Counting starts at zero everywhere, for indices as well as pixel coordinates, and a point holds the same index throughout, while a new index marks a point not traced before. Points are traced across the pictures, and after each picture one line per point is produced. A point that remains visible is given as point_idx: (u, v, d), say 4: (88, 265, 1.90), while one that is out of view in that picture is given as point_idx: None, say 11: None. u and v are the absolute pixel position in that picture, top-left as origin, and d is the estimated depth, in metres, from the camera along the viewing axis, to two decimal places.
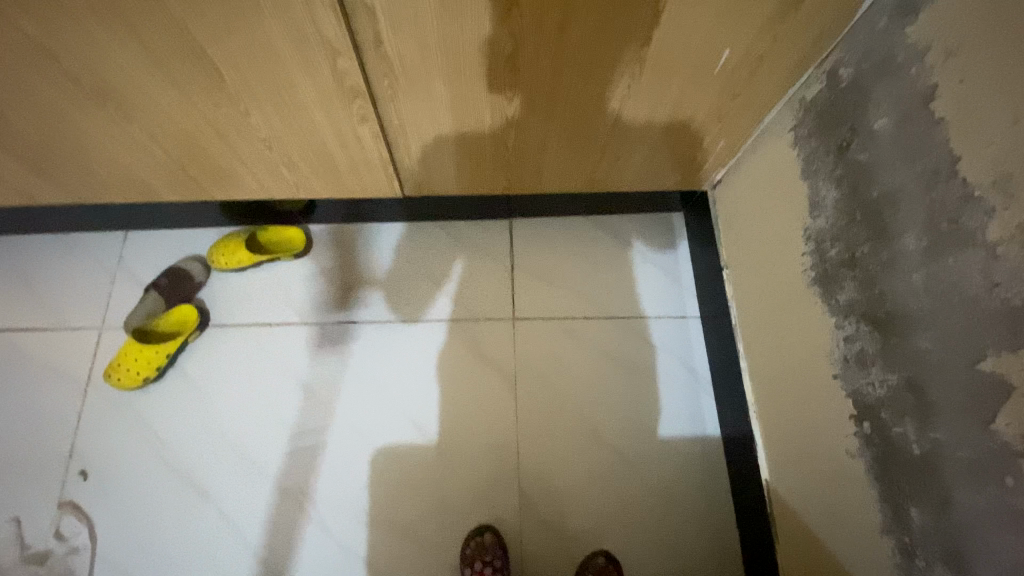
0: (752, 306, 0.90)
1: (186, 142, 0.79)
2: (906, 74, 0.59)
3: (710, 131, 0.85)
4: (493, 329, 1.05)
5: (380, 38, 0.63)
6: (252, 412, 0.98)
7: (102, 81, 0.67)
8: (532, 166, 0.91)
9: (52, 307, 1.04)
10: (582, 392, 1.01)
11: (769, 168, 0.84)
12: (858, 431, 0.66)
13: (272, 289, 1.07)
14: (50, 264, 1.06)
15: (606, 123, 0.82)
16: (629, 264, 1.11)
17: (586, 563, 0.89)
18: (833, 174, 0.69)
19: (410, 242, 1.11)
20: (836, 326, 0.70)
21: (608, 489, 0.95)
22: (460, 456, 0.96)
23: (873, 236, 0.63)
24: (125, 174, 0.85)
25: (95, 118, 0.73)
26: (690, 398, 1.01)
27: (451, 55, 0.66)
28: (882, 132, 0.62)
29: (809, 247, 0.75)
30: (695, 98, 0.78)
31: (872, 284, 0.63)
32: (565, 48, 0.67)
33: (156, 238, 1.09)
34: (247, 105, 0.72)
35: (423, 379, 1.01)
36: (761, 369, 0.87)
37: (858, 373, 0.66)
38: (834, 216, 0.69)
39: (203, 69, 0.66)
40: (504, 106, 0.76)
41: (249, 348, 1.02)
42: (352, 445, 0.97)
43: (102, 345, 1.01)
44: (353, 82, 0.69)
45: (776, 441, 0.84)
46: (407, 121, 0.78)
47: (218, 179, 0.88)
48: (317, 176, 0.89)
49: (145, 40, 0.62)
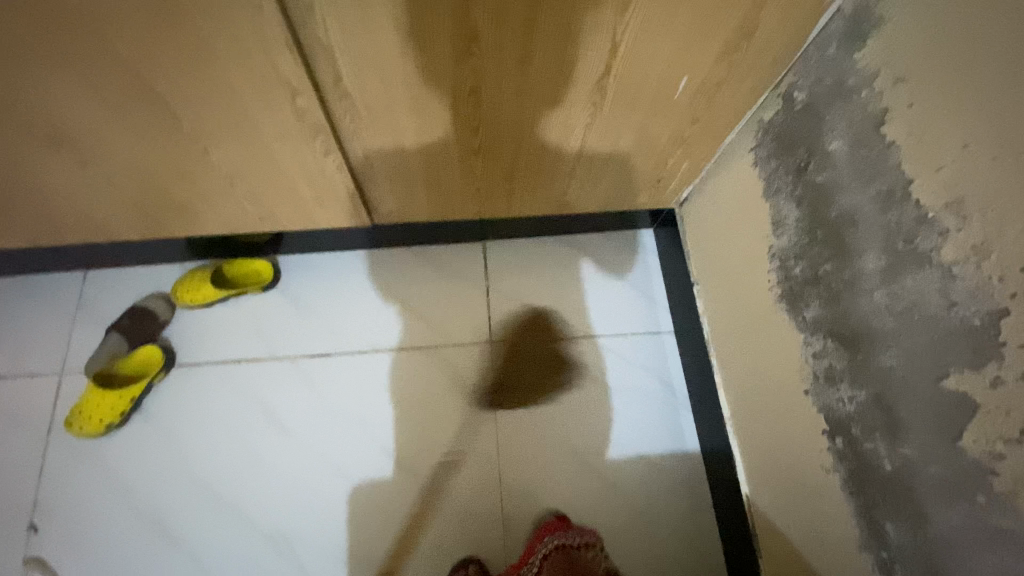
0: (724, 322, 0.91)
1: (145, 182, 0.77)
2: (857, 98, 0.61)
3: (675, 154, 0.87)
4: (470, 354, 1.04)
5: (340, 76, 0.63)
6: (224, 454, 0.95)
7: (52, 126, 0.65)
8: (501, 192, 0.91)
9: (9, 354, 0.99)
10: (562, 413, 1.01)
11: (732, 187, 0.85)
12: (832, 447, 0.67)
13: (241, 324, 1.04)
14: (4, 309, 1.02)
15: (572, 149, 0.82)
16: (603, 281, 1.12)
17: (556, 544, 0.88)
18: (793, 194, 0.71)
19: (383, 269, 1.10)
20: (804, 342, 0.71)
21: (592, 512, 0.94)
22: (441, 487, 0.95)
23: (834, 254, 0.65)
24: (82, 216, 0.82)
25: (47, 162, 0.71)
26: (669, 414, 1.02)
27: (413, 90, 0.66)
28: (837, 154, 0.63)
29: (774, 265, 0.76)
30: (659, 123, 0.79)
31: (836, 302, 0.65)
32: (528, 79, 0.67)
33: (117, 276, 1.05)
34: (207, 144, 0.71)
35: (400, 408, 1.00)
36: (736, 385, 0.88)
37: (828, 390, 0.67)
38: (797, 235, 0.71)
39: (159, 111, 0.65)
40: (469, 136, 0.76)
41: (219, 386, 0.99)
42: (329, 481, 0.94)
43: (63, 392, 0.97)
44: (316, 118, 0.68)
45: (754, 456, 0.84)
46: (373, 154, 0.77)
47: (180, 217, 0.85)
48: (283, 210, 0.87)
49: (95, 84, 0.60)
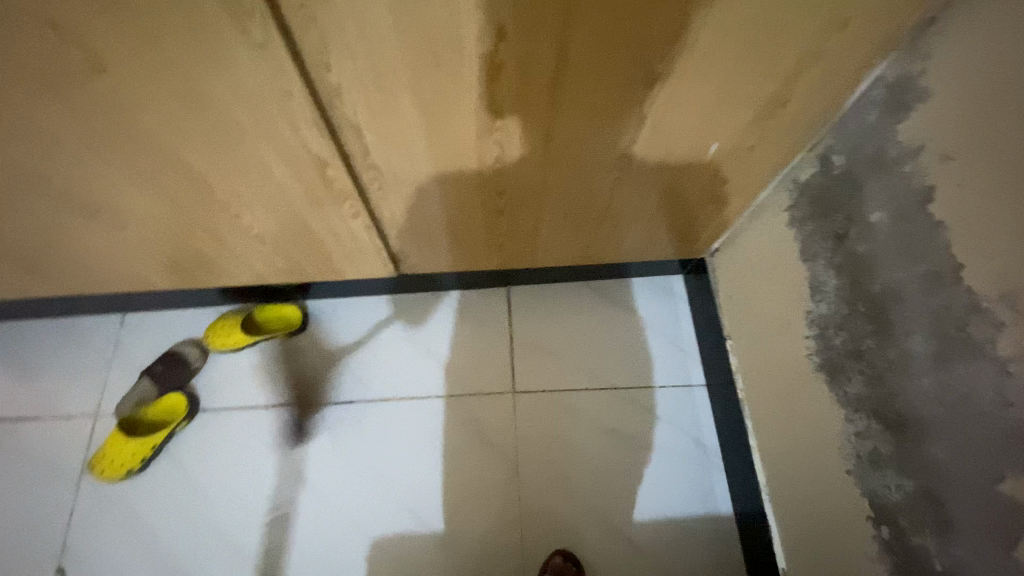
0: (758, 383, 0.87)
1: (179, 241, 0.79)
2: (900, 170, 0.58)
3: (706, 211, 0.84)
4: (493, 404, 1.03)
5: (367, 149, 0.64)
6: (246, 503, 0.95)
7: (93, 195, 0.68)
8: (528, 246, 0.90)
9: (50, 395, 1.03)
10: (587, 470, 0.98)
11: (766, 245, 0.82)
12: (877, 535, 0.62)
13: (269, 370, 1.05)
14: (47, 351, 1.06)
15: (599, 209, 0.81)
16: (631, 329, 1.09)
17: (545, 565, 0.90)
18: (831, 261, 0.68)
19: (408, 316, 1.10)
20: (846, 419, 0.67)
21: None
22: (460, 547, 0.93)
23: (878, 330, 0.61)
24: (120, 270, 0.85)
25: (89, 226, 0.74)
26: (699, 474, 0.98)
27: (438, 158, 0.66)
28: (880, 226, 0.60)
29: (812, 332, 0.73)
30: (688, 184, 0.77)
31: (880, 381, 0.61)
32: (553, 147, 0.66)
33: (154, 320, 1.09)
34: (239, 208, 0.72)
35: (421, 461, 0.99)
36: (771, 450, 0.84)
37: (873, 473, 0.63)
38: (836, 304, 0.67)
39: (193, 181, 0.67)
40: (494, 198, 0.76)
41: (245, 433, 1.00)
42: (350, 536, 0.94)
43: (96, 434, 1.00)
44: (343, 186, 0.69)
45: (791, 529, 0.80)
46: (399, 215, 0.78)
47: (212, 270, 0.88)
48: (311, 264, 0.88)
49: (134, 160, 0.62)
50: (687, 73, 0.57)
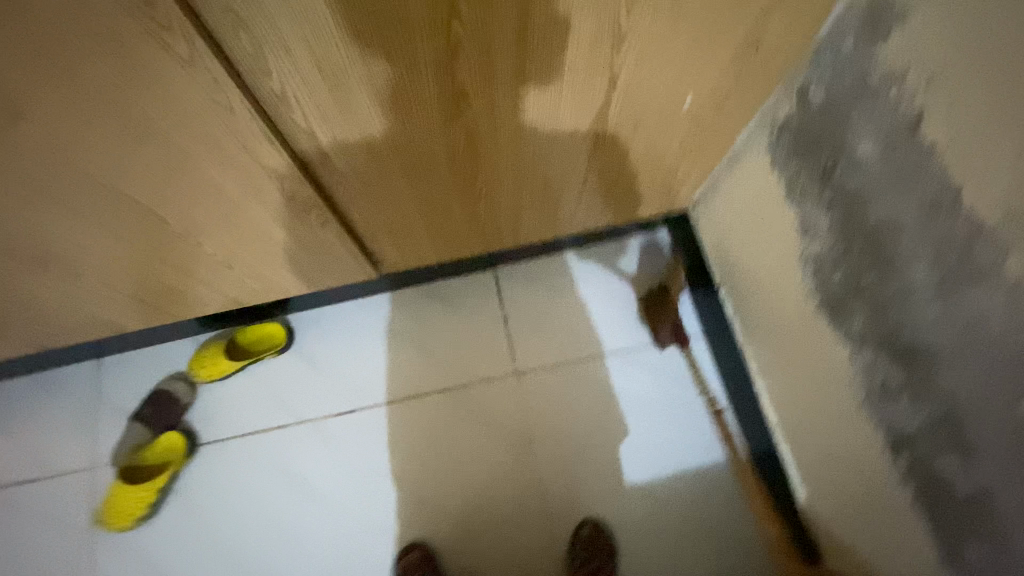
0: (758, 328, 0.87)
1: (142, 279, 0.74)
2: (885, 98, 0.56)
3: (686, 164, 0.81)
4: (497, 388, 1.02)
5: (326, 154, 0.59)
6: (269, 528, 0.94)
7: (37, 248, 0.62)
8: (507, 226, 0.86)
9: (38, 455, 0.98)
10: (601, 438, 0.98)
11: (750, 190, 0.80)
12: (896, 462, 0.63)
13: (263, 392, 1.02)
14: (25, 410, 1.00)
15: (577, 177, 0.78)
16: (623, 292, 1.07)
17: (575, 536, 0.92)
18: (821, 199, 0.66)
19: (395, 313, 1.06)
20: (852, 354, 0.67)
21: (645, 535, 0.93)
22: (488, 529, 0.94)
23: (877, 264, 0.60)
24: (84, 318, 0.80)
25: (40, 280, 0.68)
26: (711, 424, 0.99)
27: (403, 151, 0.62)
28: (869, 158, 0.58)
29: (807, 272, 0.72)
30: (667, 142, 0.74)
31: (885, 314, 0.60)
32: (523, 122, 0.62)
33: (130, 360, 1.02)
34: (199, 236, 0.68)
35: (435, 455, 0.98)
36: (779, 392, 0.85)
37: (886, 404, 0.63)
38: (830, 241, 0.66)
39: (142, 215, 0.61)
40: (468, 183, 0.72)
41: (251, 460, 0.98)
42: (378, 539, 0.94)
43: (96, 486, 0.96)
44: (306, 197, 0.65)
45: (808, 464, 0.81)
46: (369, 216, 0.74)
47: (183, 302, 0.83)
48: (287, 280, 0.84)
49: (72, 204, 0.57)
50: (656, 27, 0.53)
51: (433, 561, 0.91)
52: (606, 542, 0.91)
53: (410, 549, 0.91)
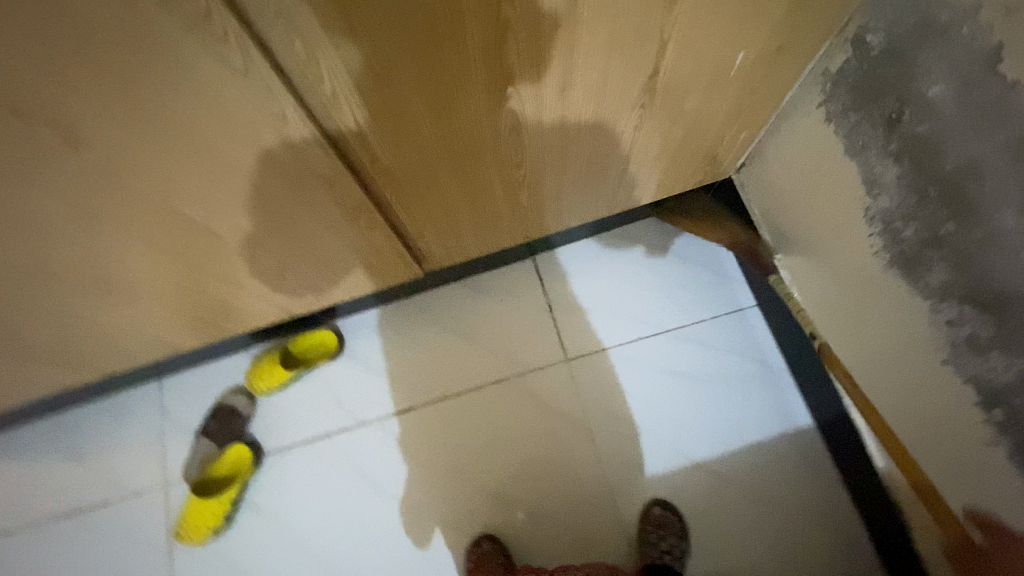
0: (820, 292, 0.84)
1: (199, 297, 0.75)
2: (957, 34, 0.52)
3: (733, 129, 0.78)
4: (550, 376, 1.01)
5: (374, 155, 0.58)
6: (340, 530, 0.96)
7: (101, 276, 0.63)
8: (550, 211, 0.84)
9: (112, 477, 1.01)
10: (659, 418, 0.98)
11: (804, 148, 0.77)
12: (988, 418, 0.60)
13: (320, 398, 1.03)
14: (94, 435, 1.03)
15: (622, 155, 0.75)
16: (670, 268, 1.05)
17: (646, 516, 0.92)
18: (887, 149, 0.63)
19: (438, 311, 1.05)
20: (932, 309, 0.64)
21: (714, 511, 0.93)
22: (556, 516, 0.94)
23: (957, 212, 0.57)
24: (146, 341, 0.81)
25: (105, 306, 0.69)
26: (771, 393, 0.97)
27: (449, 144, 0.61)
28: (942, 100, 0.55)
29: (875, 228, 0.69)
30: (713, 107, 0.71)
31: (969, 264, 0.57)
32: (569, 102, 0.60)
33: (189, 378, 1.05)
34: (252, 249, 0.68)
35: (496, 446, 0.98)
36: (848, 355, 0.82)
37: (975, 359, 0.60)
38: (900, 193, 0.63)
39: (199, 233, 0.62)
40: (513, 172, 0.71)
41: (315, 466, 0.99)
42: (449, 533, 0.95)
43: (170, 500, 0.99)
44: (356, 200, 0.64)
45: (885, 427, 0.79)
46: (417, 214, 0.73)
47: (237, 316, 0.83)
48: (337, 286, 0.84)
49: (134, 229, 0.57)
50: None
51: (508, 554, 0.91)
52: (675, 521, 0.91)
53: (484, 540, 0.92)
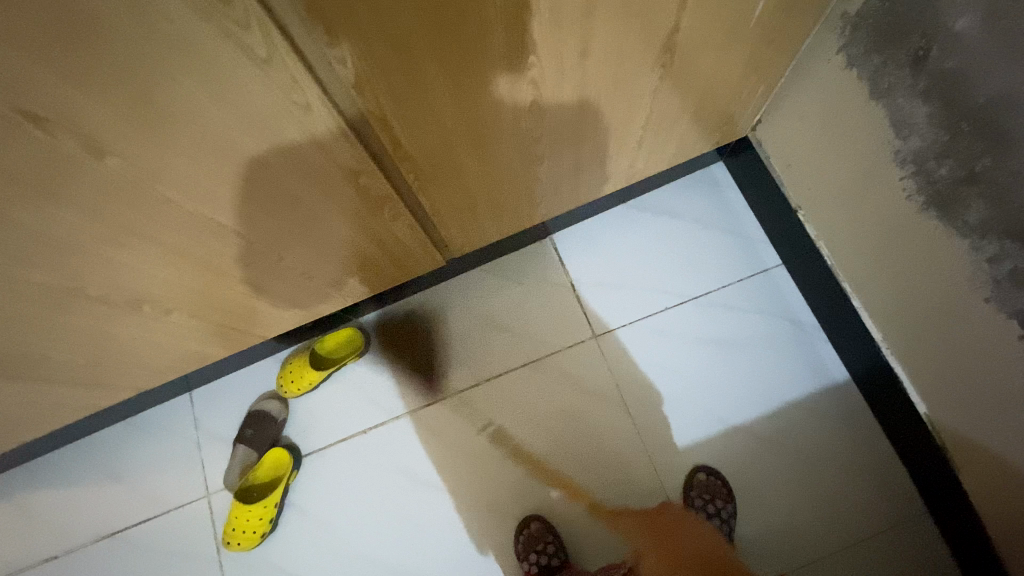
0: (849, 242, 0.83)
1: (227, 304, 0.74)
2: None
3: (749, 84, 0.76)
4: (579, 354, 1.00)
5: (396, 140, 0.57)
6: (385, 524, 0.97)
7: (130, 290, 0.62)
8: (569, 186, 0.83)
9: (153, 492, 1.01)
10: (691, 387, 0.98)
11: (825, 97, 0.75)
12: None
13: (352, 397, 1.03)
14: (130, 453, 1.03)
15: (640, 121, 0.74)
16: (691, 234, 1.04)
17: (691, 482, 0.92)
18: (915, 89, 0.61)
19: (461, 299, 1.05)
20: (972, 247, 0.63)
21: (755, 472, 0.93)
22: (599, 493, 0.95)
23: (992, 147, 0.55)
24: (176, 354, 0.81)
25: (136, 322, 0.69)
26: (803, 350, 0.97)
27: (470, 123, 0.60)
28: (971, 32, 0.53)
29: (906, 171, 0.67)
30: (732, 63, 0.69)
31: (1008, 198, 0.56)
32: (589, 70, 0.59)
33: (219, 389, 1.05)
34: (278, 250, 0.67)
35: (532, 428, 0.98)
36: (882, 304, 0.81)
37: (1019, 293, 0.59)
38: (931, 133, 0.62)
39: (224, 238, 0.61)
40: (533, 147, 0.69)
41: (354, 463, 1.00)
42: (494, 517, 0.96)
43: (215, 511, 0.99)
44: (379, 190, 0.63)
45: (925, 373, 0.78)
46: (439, 200, 0.72)
47: (265, 321, 0.83)
48: (361, 281, 0.83)
49: (161, 239, 0.56)
50: None
51: (557, 533, 0.93)
52: (720, 486, 0.91)
53: (531, 521, 0.93)
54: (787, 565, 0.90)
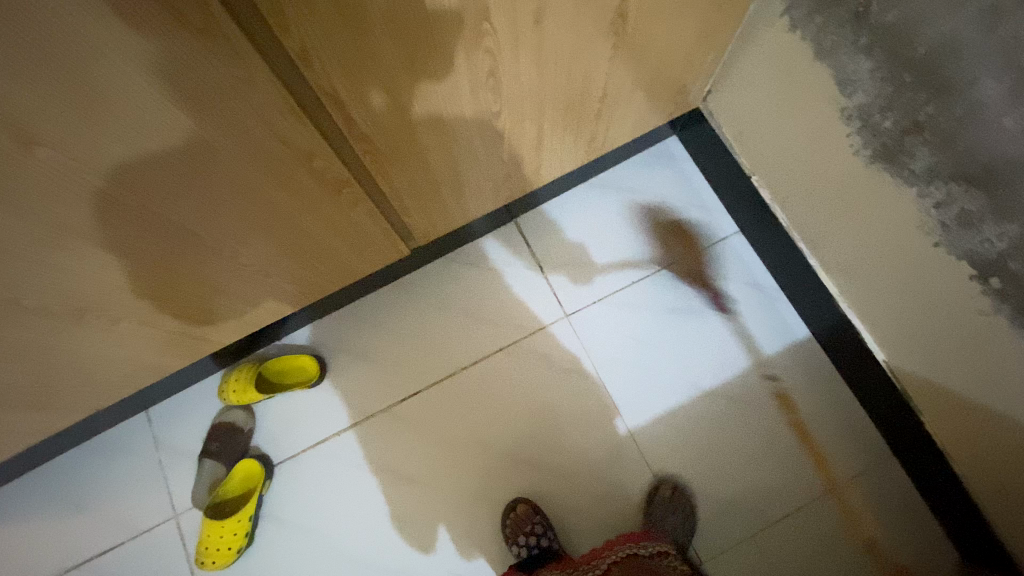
0: (803, 204, 0.86)
1: (180, 308, 0.70)
2: None
3: (701, 52, 0.77)
4: (552, 334, 1.00)
5: (349, 118, 0.55)
6: (368, 526, 0.94)
7: (71, 297, 0.58)
8: (531, 164, 0.82)
9: (115, 519, 0.95)
10: (631, 370, 0.99)
11: (772, 63, 0.77)
12: (987, 289, 0.63)
13: (321, 400, 0.99)
14: (86, 480, 0.96)
15: (596, 93, 0.73)
16: (652, 208, 1.05)
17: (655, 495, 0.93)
18: (858, 45, 0.63)
19: (427, 289, 1.02)
20: (920, 195, 0.65)
21: (732, 435, 0.96)
22: (583, 469, 0.95)
23: (936, 95, 0.58)
24: (127, 368, 0.76)
25: (81, 333, 0.64)
26: (767, 313, 1.00)
27: (427, 97, 0.58)
28: None
29: (853, 127, 0.70)
30: (682, 31, 0.69)
31: (952, 143, 0.58)
32: (545, 38, 0.58)
33: (178, 404, 0.99)
34: (232, 245, 0.64)
35: (511, 412, 0.97)
36: (837, 260, 0.85)
37: (967, 234, 0.62)
38: (876, 87, 0.64)
39: (172, 234, 0.57)
40: (491, 123, 0.68)
41: (330, 466, 0.96)
42: (480, 504, 0.94)
43: (185, 532, 0.94)
44: (336, 174, 0.60)
45: (881, 322, 0.82)
46: (397, 183, 0.70)
47: (224, 325, 0.79)
48: (323, 276, 0.80)
49: (101, 238, 0.52)
50: None
51: (544, 514, 0.92)
52: (685, 500, 0.93)
53: (517, 505, 0.92)
54: (768, 521, 0.92)
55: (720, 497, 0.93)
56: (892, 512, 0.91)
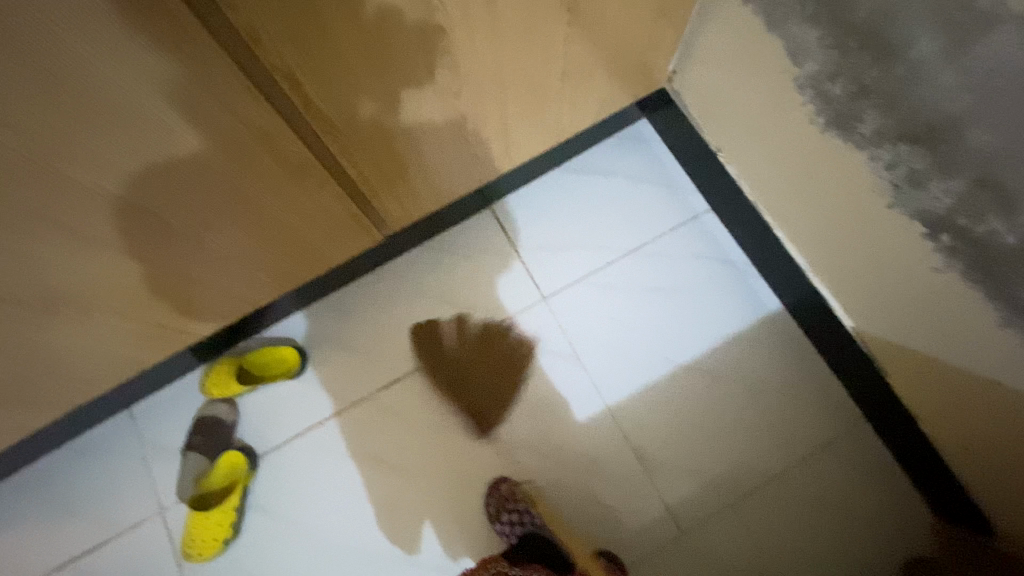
0: (767, 177, 0.88)
1: (154, 299, 0.71)
2: None
3: (659, 30, 0.79)
4: (530, 316, 1.02)
5: (308, 99, 0.56)
6: (354, 512, 0.95)
7: (41, 288, 0.58)
8: (498, 147, 0.84)
9: (101, 517, 0.95)
10: (605, 350, 1.00)
11: (730, 38, 0.79)
12: (938, 246, 0.65)
13: (303, 391, 1.00)
14: (71, 479, 0.97)
15: (557, 72, 0.75)
16: (624, 189, 1.07)
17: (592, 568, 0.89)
18: (805, 14, 0.65)
19: (405, 278, 1.03)
20: (872, 158, 0.67)
21: (709, 408, 0.97)
22: (563, 447, 0.97)
23: (879, 57, 0.59)
24: (105, 361, 0.76)
25: (54, 325, 0.65)
26: (740, 287, 1.02)
27: (384, 77, 0.59)
28: None
29: (807, 96, 0.71)
30: (637, 8, 0.71)
31: (898, 104, 0.60)
32: (498, 16, 0.59)
33: (161, 400, 0.99)
34: (201, 232, 0.65)
35: (492, 395, 0.99)
36: (802, 231, 0.86)
37: (917, 193, 0.64)
38: (824, 54, 0.65)
39: (139, 221, 0.58)
40: (454, 105, 0.69)
41: (314, 456, 0.97)
42: (464, 485, 0.96)
43: (171, 527, 0.95)
44: (299, 157, 0.62)
45: (846, 289, 0.84)
46: (363, 167, 0.71)
47: (200, 316, 0.79)
48: (297, 263, 0.81)
49: (66, 226, 0.53)
50: None
51: (526, 492, 0.93)
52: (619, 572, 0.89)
53: (500, 484, 0.93)
54: (747, 491, 0.94)
55: (699, 469, 0.95)
56: (867, 476, 0.93)
